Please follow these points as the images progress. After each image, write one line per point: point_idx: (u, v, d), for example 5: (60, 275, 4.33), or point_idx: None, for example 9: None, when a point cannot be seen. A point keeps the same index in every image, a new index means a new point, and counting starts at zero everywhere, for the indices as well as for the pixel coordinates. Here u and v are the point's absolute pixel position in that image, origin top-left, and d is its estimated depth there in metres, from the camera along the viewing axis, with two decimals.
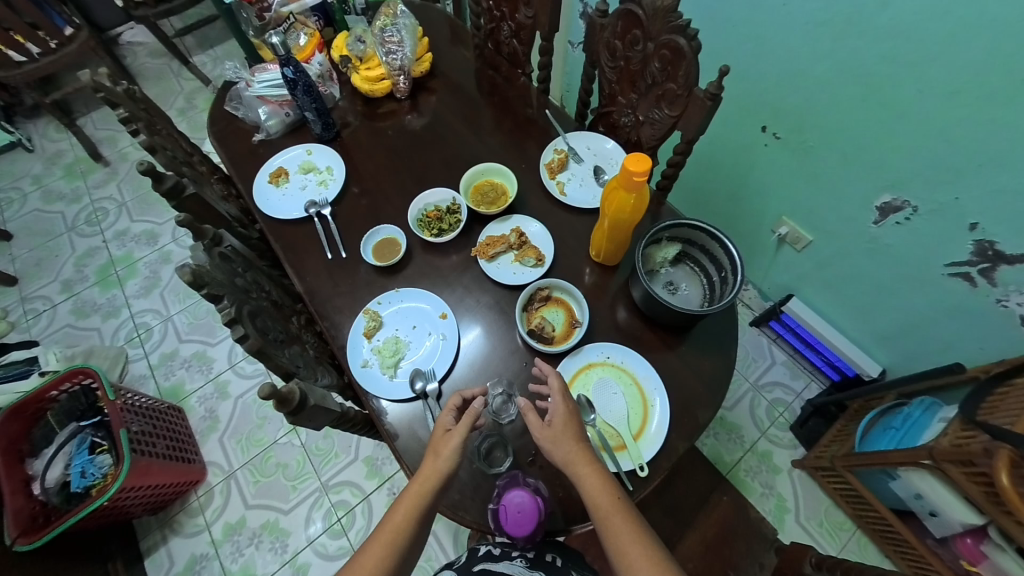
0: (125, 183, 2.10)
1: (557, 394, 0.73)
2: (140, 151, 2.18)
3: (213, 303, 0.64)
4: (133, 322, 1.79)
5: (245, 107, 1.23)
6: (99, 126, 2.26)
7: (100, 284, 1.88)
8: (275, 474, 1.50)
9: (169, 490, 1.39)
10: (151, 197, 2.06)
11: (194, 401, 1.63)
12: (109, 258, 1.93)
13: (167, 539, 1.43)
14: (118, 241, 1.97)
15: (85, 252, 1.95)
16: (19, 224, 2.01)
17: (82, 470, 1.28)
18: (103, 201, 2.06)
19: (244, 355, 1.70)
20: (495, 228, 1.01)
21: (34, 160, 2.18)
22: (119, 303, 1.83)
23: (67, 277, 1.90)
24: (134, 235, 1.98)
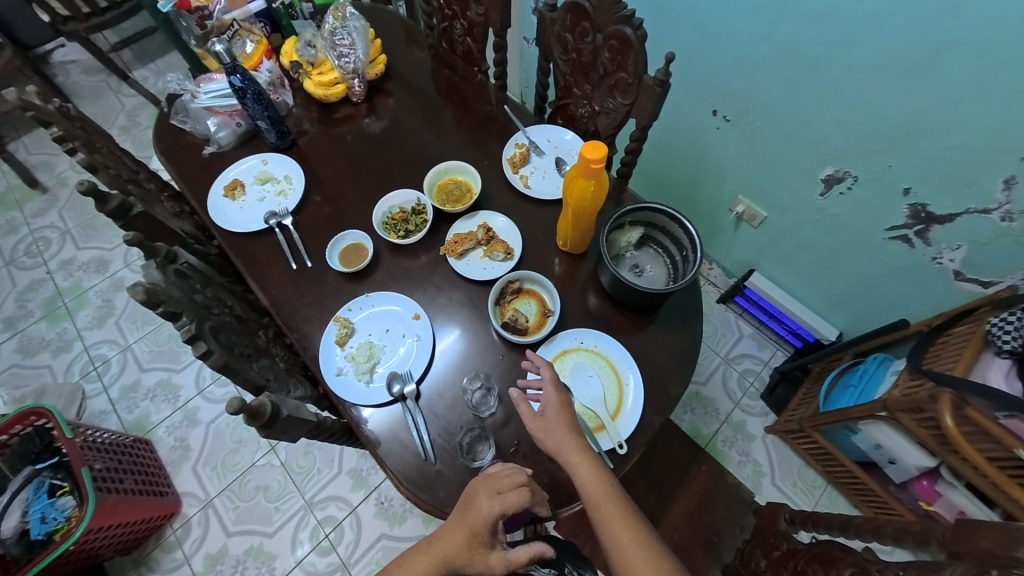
0: (66, 209, 1.98)
1: (550, 384, 0.75)
2: (81, 174, 2.05)
3: (171, 322, 0.62)
4: (88, 355, 1.69)
5: (193, 119, 1.19)
6: (33, 150, 2.12)
7: (48, 318, 1.76)
8: (255, 496, 1.45)
9: (141, 527, 1.32)
10: (97, 222, 1.95)
11: (162, 431, 1.56)
12: (56, 290, 1.82)
13: None
14: (63, 271, 1.85)
15: (27, 285, 1.83)
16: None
17: (41, 516, 1.20)
18: (43, 230, 1.94)
19: (213, 378, 1.64)
20: (462, 226, 1.01)
21: None
22: (70, 337, 1.73)
23: (9, 314, 1.77)
24: (81, 263, 1.87)
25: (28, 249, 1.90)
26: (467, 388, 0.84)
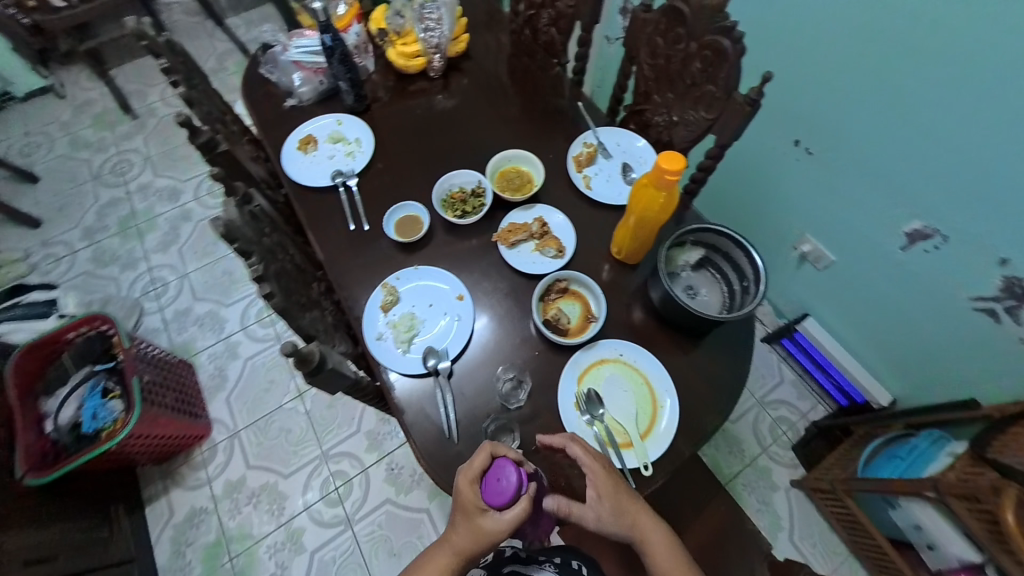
0: (151, 137, 2.13)
1: (601, 475, 0.70)
2: (169, 107, 2.20)
3: (242, 259, 0.65)
4: (150, 275, 1.82)
5: (279, 71, 1.24)
6: (131, 78, 2.28)
7: (121, 234, 1.91)
8: (277, 437, 1.53)
9: (174, 441, 1.42)
10: (175, 154, 2.09)
11: (204, 358, 1.66)
12: (132, 210, 1.96)
13: (168, 490, 1.46)
14: (141, 194, 2.00)
15: (108, 202, 1.98)
16: (46, 168, 2.04)
17: (93, 413, 1.31)
18: (129, 153, 2.09)
19: (256, 318, 1.73)
20: (518, 216, 1.01)
21: (63, 106, 2.20)
22: (137, 256, 1.86)
23: (89, 225, 1.93)
24: (156, 189, 2.00)
25: (115, 169, 2.05)
26: (498, 376, 0.84)
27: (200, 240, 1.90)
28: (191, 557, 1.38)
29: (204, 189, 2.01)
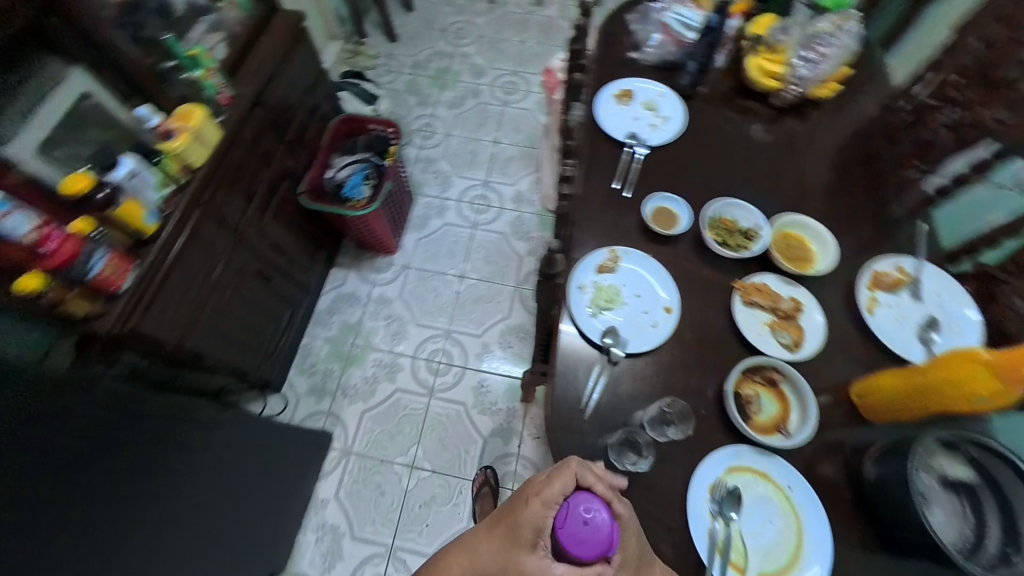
0: (492, 24, 2.55)
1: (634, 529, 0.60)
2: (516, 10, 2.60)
3: None
4: (420, 119, 2.22)
5: (643, 21, 1.22)
6: None
7: (432, 81, 2.35)
8: (429, 293, 1.76)
9: (374, 240, 1.76)
10: (500, 48, 2.47)
11: (421, 201, 1.97)
12: (447, 67, 2.40)
13: (351, 270, 1.82)
14: (461, 60, 2.42)
15: (436, 53, 2.44)
16: (422, 8, 2.57)
17: (354, 185, 1.63)
18: (473, 28, 2.53)
19: (471, 200, 1.98)
20: (774, 282, 0.87)
21: None
22: (429, 101, 2.29)
23: (419, 61, 2.41)
24: (470, 63, 2.41)
25: (460, 32, 2.52)
26: (653, 414, 0.76)
27: (476, 116, 2.24)
28: (334, 320, 1.71)
29: (502, 82, 2.35)
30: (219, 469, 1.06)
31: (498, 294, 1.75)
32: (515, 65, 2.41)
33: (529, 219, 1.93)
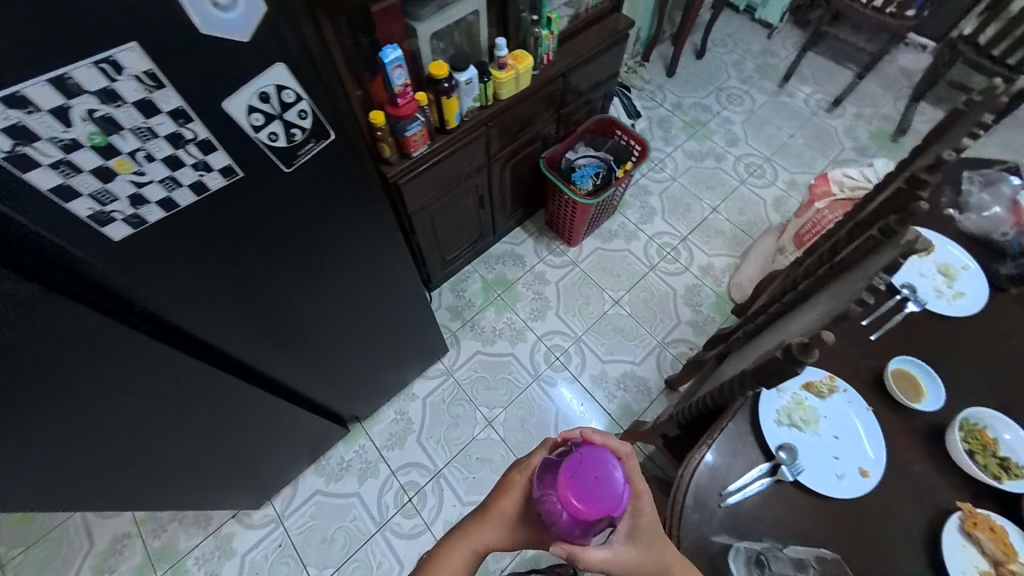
0: (766, 105, 2.50)
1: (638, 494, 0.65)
2: (800, 105, 2.50)
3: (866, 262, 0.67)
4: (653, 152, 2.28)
5: (989, 183, 1.04)
6: (813, 73, 2.61)
7: (684, 127, 2.39)
8: (583, 298, 1.79)
9: (567, 228, 1.85)
10: (763, 128, 2.41)
11: (620, 219, 2.02)
12: (703, 120, 2.42)
13: (532, 239, 1.95)
14: (721, 122, 2.42)
15: (700, 103, 2.48)
16: (708, 61, 2.65)
17: (584, 174, 1.75)
18: (748, 98, 2.52)
19: (664, 242, 1.96)
20: (1018, 540, 0.71)
21: (761, 47, 2.70)
22: (671, 141, 2.33)
23: (680, 104, 2.47)
24: (729, 129, 2.40)
25: (735, 98, 2.51)
26: (804, 557, 0.67)
27: (705, 178, 2.21)
28: (496, 268, 1.86)
29: (747, 163, 2.28)
30: (396, 314, 1.22)
31: (642, 337, 1.68)
32: (770, 152, 2.33)
33: (703, 292, 1.80)
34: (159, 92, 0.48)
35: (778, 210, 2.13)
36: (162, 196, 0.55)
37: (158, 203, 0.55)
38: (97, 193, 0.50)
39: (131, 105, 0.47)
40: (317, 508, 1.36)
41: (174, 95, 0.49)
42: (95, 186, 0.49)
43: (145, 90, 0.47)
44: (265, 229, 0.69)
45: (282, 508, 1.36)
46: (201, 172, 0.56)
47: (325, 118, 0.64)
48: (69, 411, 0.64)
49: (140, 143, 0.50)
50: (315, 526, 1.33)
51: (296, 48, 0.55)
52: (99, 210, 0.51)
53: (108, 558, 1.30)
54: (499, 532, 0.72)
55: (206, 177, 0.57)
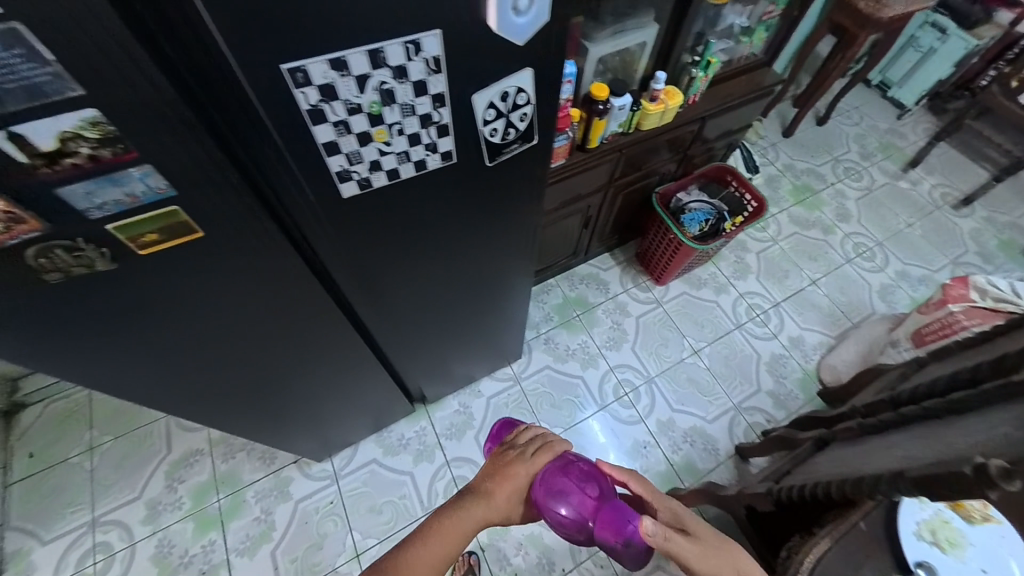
0: (889, 192, 2.28)
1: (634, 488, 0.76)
2: (925, 192, 2.30)
3: None
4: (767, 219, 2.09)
5: None
6: (944, 162, 2.42)
7: (794, 192, 2.20)
8: (660, 339, 1.74)
9: (660, 266, 1.79)
10: (880, 210, 2.21)
11: (711, 267, 1.93)
12: (815, 190, 2.22)
13: (618, 268, 1.91)
14: (835, 195, 2.22)
15: (813, 170, 2.28)
16: (829, 127, 2.46)
17: (693, 218, 1.68)
18: (865, 176, 2.31)
19: (754, 303, 1.86)
20: None
21: (890, 122, 2.53)
22: (779, 200, 2.16)
23: (791, 166, 2.28)
24: (843, 205, 2.19)
25: (852, 172, 2.31)
26: None
27: (805, 248, 2.03)
28: (578, 288, 1.85)
29: (856, 241, 2.08)
30: (492, 313, 1.25)
31: (717, 395, 1.63)
32: (883, 236, 2.12)
33: (789, 364, 1.71)
34: (435, 76, 0.51)
35: (884, 298, 1.92)
36: (392, 166, 0.58)
37: (387, 171, 0.59)
38: (352, 153, 0.54)
39: (411, 83, 0.50)
40: (371, 475, 1.43)
41: (445, 80, 0.52)
42: (354, 147, 0.53)
43: (427, 72, 0.50)
44: (442, 209, 0.71)
45: (340, 466, 1.44)
46: (429, 151, 0.60)
47: (537, 124, 0.67)
48: (224, 329, 0.68)
49: (400, 117, 0.53)
50: (367, 493, 1.40)
51: (549, 59, 0.58)
52: (346, 168, 0.55)
53: (179, 467, 1.42)
54: (488, 515, 0.70)
55: (430, 157, 0.60)
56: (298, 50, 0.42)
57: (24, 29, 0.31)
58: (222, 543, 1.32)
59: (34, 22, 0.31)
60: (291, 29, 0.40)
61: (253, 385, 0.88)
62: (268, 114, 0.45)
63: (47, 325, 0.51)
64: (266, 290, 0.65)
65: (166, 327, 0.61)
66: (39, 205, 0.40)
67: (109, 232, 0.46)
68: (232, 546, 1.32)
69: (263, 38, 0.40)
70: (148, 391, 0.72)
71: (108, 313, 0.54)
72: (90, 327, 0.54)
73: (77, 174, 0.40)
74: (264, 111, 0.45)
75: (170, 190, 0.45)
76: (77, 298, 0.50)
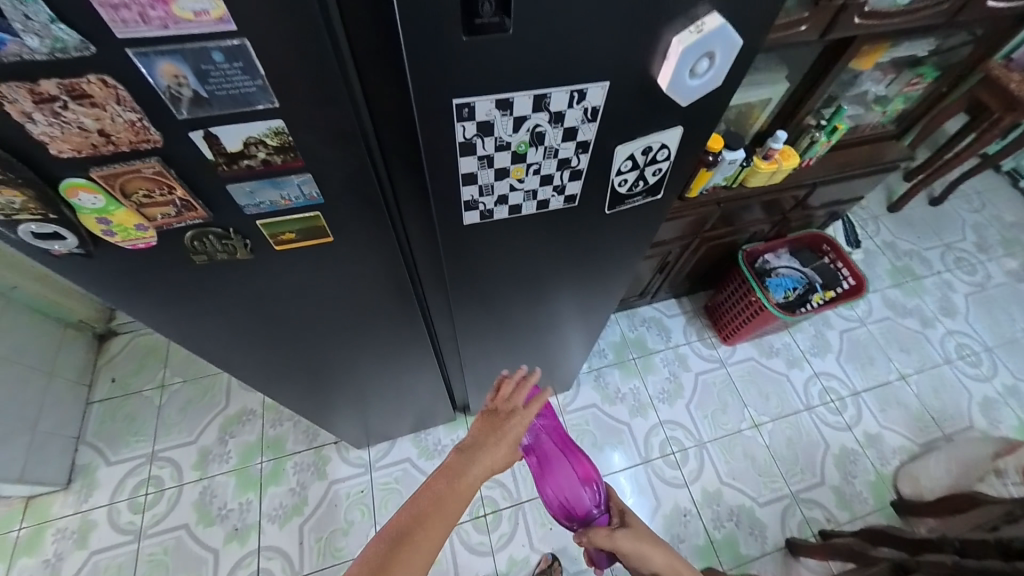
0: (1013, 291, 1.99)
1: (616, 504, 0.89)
2: None
3: None
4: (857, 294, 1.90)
5: None
6: None
7: (894, 271, 1.99)
8: (718, 403, 1.63)
9: (731, 325, 1.68)
10: (998, 311, 1.93)
11: (787, 337, 1.79)
12: (920, 273, 2.00)
13: (685, 316, 1.82)
14: (942, 283, 1.98)
15: (922, 253, 2.05)
16: (942, 210, 2.19)
17: (778, 283, 1.55)
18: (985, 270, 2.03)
19: (828, 385, 1.70)
20: None
21: None
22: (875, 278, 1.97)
23: (897, 244, 2.07)
24: (951, 295, 1.95)
25: (964, 265, 2.04)
26: None
27: (899, 338, 1.83)
28: (639, 329, 1.77)
29: (958, 341, 1.84)
30: (556, 346, 1.22)
31: (775, 479, 1.51)
32: (993, 342, 1.85)
33: (861, 463, 1.56)
34: (587, 125, 0.49)
35: (986, 413, 1.69)
36: (517, 202, 0.57)
37: (510, 206, 0.58)
38: (485, 185, 0.53)
39: (563, 128, 0.49)
40: (403, 473, 1.45)
41: (596, 129, 0.50)
42: (489, 181, 0.53)
43: (581, 120, 0.49)
44: (547, 244, 0.69)
45: (375, 457, 1.47)
46: (556, 192, 0.58)
47: (667, 180, 0.64)
48: (319, 321, 0.71)
49: (541, 158, 0.52)
50: (397, 491, 1.42)
51: (702, 123, 0.55)
52: (474, 198, 0.55)
53: (232, 423, 1.51)
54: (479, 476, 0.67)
55: (554, 198, 0.59)
56: (471, 88, 0.42)
57: (251, 47, 0.33)
58: (257, 504, 1.39)
59: (258, 42, 0.33)
60: (474, 68, 0.40)
61: (321, 371, 0.90)
62: (425, 141, 0.45)
63: (181, 296, 0.55)
64: (366, 294, 0.67)
65: (271, 312, 0.64)
66: (210, 196, 0.43)
67: (256, 226, 0.48)
68: (266, 511, 1.38)
69: (444, 74, 0.40)
70: (240, 362, 0.76)
71: (232, 294, 0.57)
72: (213, 300, 0.57)
73: (249, 174, 0.42)
74: (423, 139, 0.45)
75: (319, 199, 0.47)
76: (212, 277, 0.53)
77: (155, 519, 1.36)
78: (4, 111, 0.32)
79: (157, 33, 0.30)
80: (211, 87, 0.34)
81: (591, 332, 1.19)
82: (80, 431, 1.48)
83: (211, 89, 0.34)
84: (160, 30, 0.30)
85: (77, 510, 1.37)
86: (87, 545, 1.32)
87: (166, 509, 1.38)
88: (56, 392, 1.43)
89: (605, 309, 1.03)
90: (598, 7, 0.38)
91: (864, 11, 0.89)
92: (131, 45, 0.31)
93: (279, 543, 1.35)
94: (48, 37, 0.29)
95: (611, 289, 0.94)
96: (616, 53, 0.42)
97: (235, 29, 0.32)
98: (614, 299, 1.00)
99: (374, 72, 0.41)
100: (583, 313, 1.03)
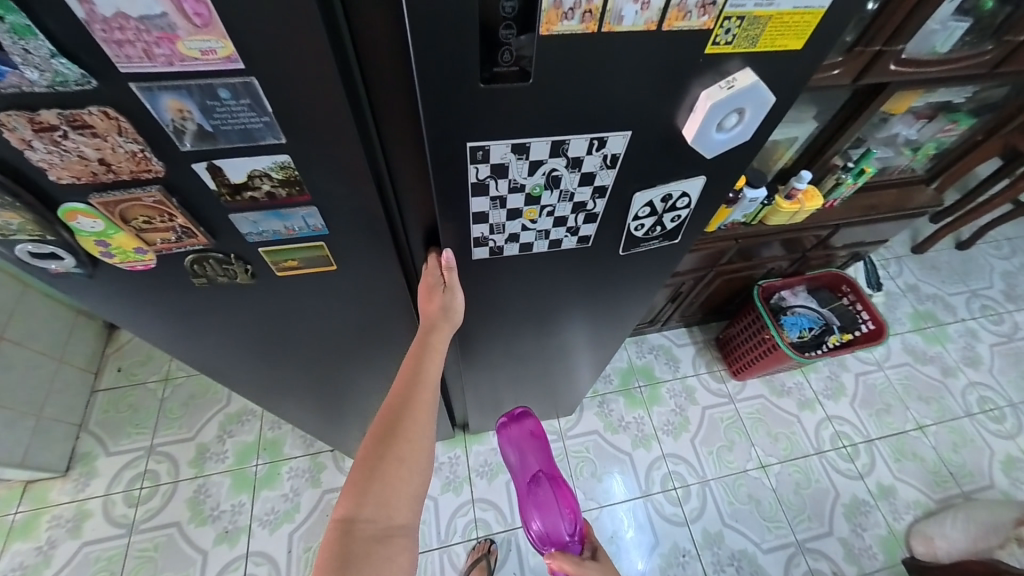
0: None
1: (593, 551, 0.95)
2: None
3: None
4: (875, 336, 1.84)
5: None
6: None
7: (917, 315, 1.92)
8: (724, 441, 1.58)
9: (742, 361, 1.63)
10: None
11: (800, 377, 1.74)
12: (944, 319, 1.92)
13: (695, 347, 1.77)
14: (967, 331, 1.90)
15: (947, 299, 1.98)
16: (970, 255, 2.11)
17: (793, 321, 1.50)
18: (1014, 321, 1.95)
19: (841, 431, 1.64)
20: None
21: None
22: (896, 321, 1.90)
23: (921, 287, 2.00)
24: (977, 345, 1.88)
25: (991, 314, 1.95)
26: None
27: (919, 387, 1.76)
28: (647, 357, 1.73)
29: (981, 395, 1.76)
30: (562, 375, 1.19)
31: (780, 525, 1.46)
32: (1019, 397, 1.77)
33: (872, 515, 1.50)
34: (606, 170, 0.47)
35: (1008, 473, 1.61)
36: (528, 241, 0.55)
37: (521, 244, 0.56)
38: (496, 224, 0.52)
39: (580, 173, 0.47)
40: None
41: (615, 175, 0.48)
42: (500, 220, 0.51)
43: (600, 166, 0.47)
44: (557, 281, 0.68)
45: None
46: (569, 233, 0.56)
47: (684, 227, 0.61)
48: (320, 342, 0.70)
49: (555, 201, 0.50)
50: None
51: (724, 174, 0.53)
52: (484, 235, 0.53)
53: (232, 422, 1.51)
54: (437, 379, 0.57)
55: (567, 238, 0.57)
56: (486, 131, 0.40)
57: (259, 85, 0.32)
58: (250, 507, 1.38)
59: (269, 83, 0.32)
60: (492, 113, 0.38)
61: (320, 386, 0.89)
62: (437, 178, 0.44)
63: (180, 314, 0.54)
64: (368, 319, 0.66)
65: (273, 333, 0.63)
66: (212, 224, 0.42)
67: (258, 253, 0.47)
68: (258, 515, 1.37)
69: (459, 119, 0.38)
70: (239, 377, 0.76)
71: (231, 315, 0.56)
72: (212, 319, 0.56)
73: (252, 205, 0.41)
74: (435, 177, 0.44)
75: (324, 230, 0.46)
76: (213, 299, 0.53)
77: (148, 513, 1.37)
78: (5, 138, 0.31)
79: (162, 69, 0.29)
80: (216, 122, 0.33)
81: (598, 362, 1.15)
82: (83, 419, 1.49)
83: (216, 123, 0.33)
84: (165, 67, 0.29)
85: (74, 498, 1.38)
86: (81, 534, 1.33)
87: (161, 503, 1.38)
88: (64, 378, 1.45)
89: (616, 343, 1.00)
90: (623, 59, 0.36)
91: (902, 58, 0.85)
92: (135, 80, 0.29)
93: (268, 548, 1.33)
94: (49, 71, 0.28)
95: (620, 324, 0.92)
96: (639, 105, 0.41)
97: (243, 68, 0.30)
98: (626, 333, 0.97)
99: (390, 110, 0.40)
100: (590, 345, 1.00)
